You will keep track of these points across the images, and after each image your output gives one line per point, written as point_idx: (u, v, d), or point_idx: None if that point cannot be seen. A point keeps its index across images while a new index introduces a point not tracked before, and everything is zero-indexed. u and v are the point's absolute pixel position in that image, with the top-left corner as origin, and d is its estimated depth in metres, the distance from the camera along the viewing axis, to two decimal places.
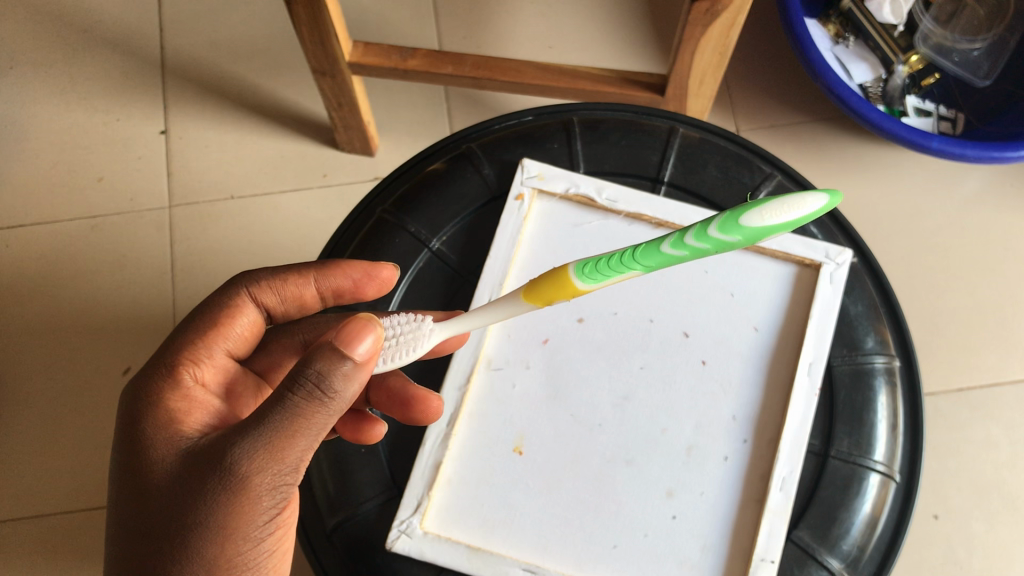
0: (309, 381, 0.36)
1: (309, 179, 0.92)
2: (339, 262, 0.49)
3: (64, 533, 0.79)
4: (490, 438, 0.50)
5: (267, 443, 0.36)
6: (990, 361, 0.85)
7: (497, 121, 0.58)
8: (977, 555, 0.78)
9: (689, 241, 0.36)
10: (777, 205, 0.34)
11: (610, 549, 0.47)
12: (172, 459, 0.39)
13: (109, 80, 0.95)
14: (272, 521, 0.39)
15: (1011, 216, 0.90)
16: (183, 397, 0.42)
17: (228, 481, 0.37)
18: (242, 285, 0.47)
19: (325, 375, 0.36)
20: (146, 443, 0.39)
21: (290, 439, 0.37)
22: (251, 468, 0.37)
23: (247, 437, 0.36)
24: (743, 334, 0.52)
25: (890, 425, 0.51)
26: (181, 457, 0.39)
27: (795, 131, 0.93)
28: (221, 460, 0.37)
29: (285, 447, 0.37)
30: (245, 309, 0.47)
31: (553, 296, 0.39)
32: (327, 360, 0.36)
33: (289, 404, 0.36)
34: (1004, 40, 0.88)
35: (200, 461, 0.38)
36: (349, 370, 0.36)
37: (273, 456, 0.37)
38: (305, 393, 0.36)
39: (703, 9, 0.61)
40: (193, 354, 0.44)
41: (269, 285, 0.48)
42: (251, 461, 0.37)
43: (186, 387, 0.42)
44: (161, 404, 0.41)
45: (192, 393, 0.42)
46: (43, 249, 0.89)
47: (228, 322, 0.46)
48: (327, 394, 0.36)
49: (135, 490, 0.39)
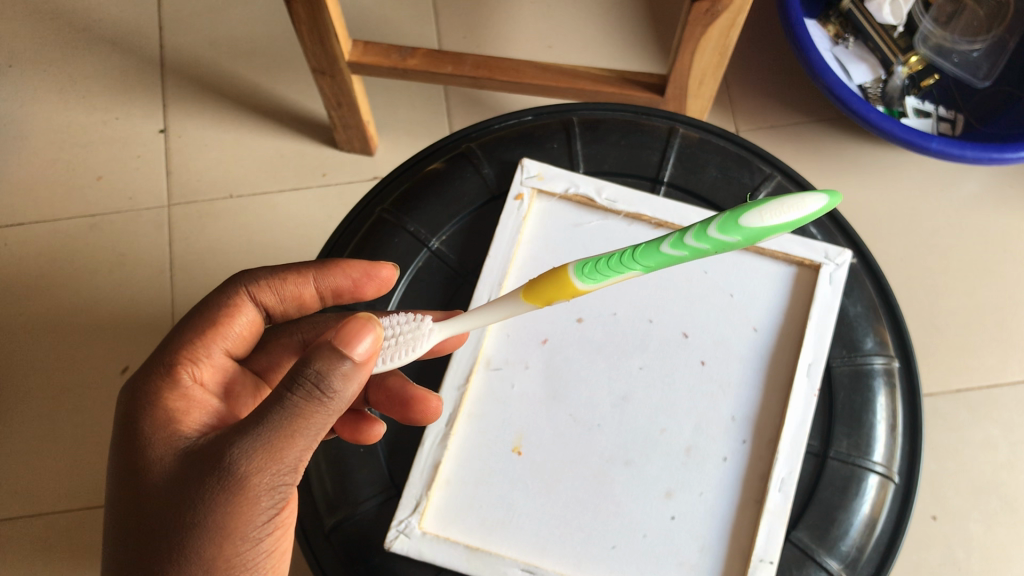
0: (308, 381, 0.36)
1: (308, 179, 0.92)
2: (339, 262, 0.49)
3: (63, 533, 0.79)
4: (489, 438, 0.49)
5: (266, 442, 0.36)
6: (990, 362, 0.85)
7: (497, 120, 0.58)
8: (976, 556, 0.78)
9: (689, 241, 0.36)
10: (777, 206, 0.34)
11: (608, 549, 0.47)
12: (170, 458, 0.39)
13: (109, 79, 0.95)
14: (271, 521, 0.39)
15: (1010, 217, 0.90)
16: (182, 396, 0.41)
17: (227, 481, 0.37)
18: (241, 285, 0.47)
19: (324, 375, 0.36)
20: (145, 443, 0.39)
21: (290, 438, 0.37)
22: (250, 468, 0.36)
23: (247, 436, 0.36)
24: (743, 334, 0.52)
25: (889, 426, 0.51)
26: (180, 456, 0.39)
27: (795, 132, 0.93)
28: (220, 460, 0.37)
29: (285, 446, 0.37)
30: (243, 308, 0.47)
31: (552, 296, 0.39)
32: (327, 360, 0.36)
33: (288, 403, 0.36)
34: (1004, 42, 0.88)
35: (198, 460, 0.37)
36: (348, 369, 0.36)
37: (272, 455, 0.37)
38: (304, 393, 0.36)
39: (703, 9, 0.61)
40: (192, 353, 0.44)
41: (268, 285, 0.48)
42: (250, 461, 0.36)
43: (185, 387, 0.42)
44: (160, 404, 0.41)
45: (191, 393, 0.42)
46: (42, 248, 0.89)
47: (227, 321, 0.46)
48: (326, 394, 0.36)
49: (134, 489, 0.39)
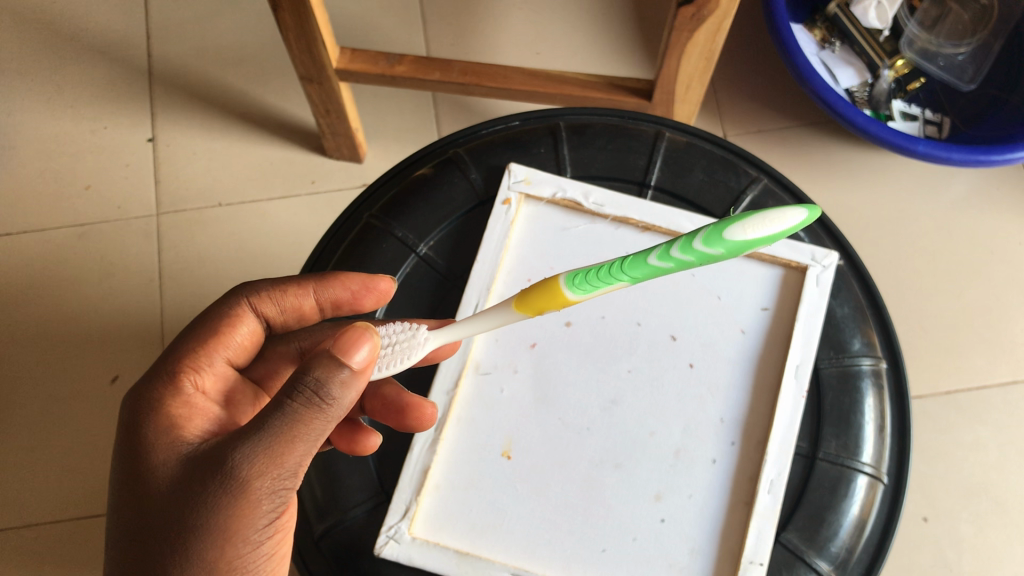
0: (308, 388, 0.36)
1: (296, 187, 0.92)
2: (339, 274, 0.48)
3: (51, 546, 0.78)
4: (478, 443, 0.49)
5: (267, 446, 0.36)
6: (978, 363, 0.86)
7: (484, 125, 0.58)
8: (967, 558, 0.79)
9: (676, 253, 0.36)
10: (760, 219, 0.34)
11: (598, 554, 0.47)
12: (174, 463, 0.38)
13: (97, 89, 0.95)
14: (273, 523, 0.39)
15: (996, 219, 0.91)
16: (184, 403, 0.41)
17: (228, 485, 0.36)
18: (242, 295, 0.47)
19: (323, 382, 0.36)
20: (146, 448, 0.39)
21: (291, 443, 0.36)
22: (251, 471, 0.36)
23: (248, 440, 0.36)
24: (731, 337, 0.52)
25: (877, 427, 0.51)
26: (183, 461, 0.38)
27: (783, 136, 0.94)
28: (222, 465, 0.36)
29: (285, 451, 0.36)
30: (244, 319, 0.47)
31: (543, 306, 0.39)
32: (326, 367, 0.36)
33: (287, 410, 0.36)
34: (988, 45, 0.89)
35: (200, 464, 0.37)
36: (346, 377, 0.36)
37: (273, 459, 0.36)
38: (304, 399, 0.36)
39: (688, 14, 0.62)
40: (195, 361, 0.44)
41: (269, 296, 0.47)
42: (252, 464, 0.36)
43: (187, 394, 0.42)
44: (162, 411, 0.40)
45: (193, 400, 0.42)
46: (29, 258, 0.88)
47: (228, 331, 0.46)
48: (325, 401, 0.36)
49: (136, 494, 0.38)
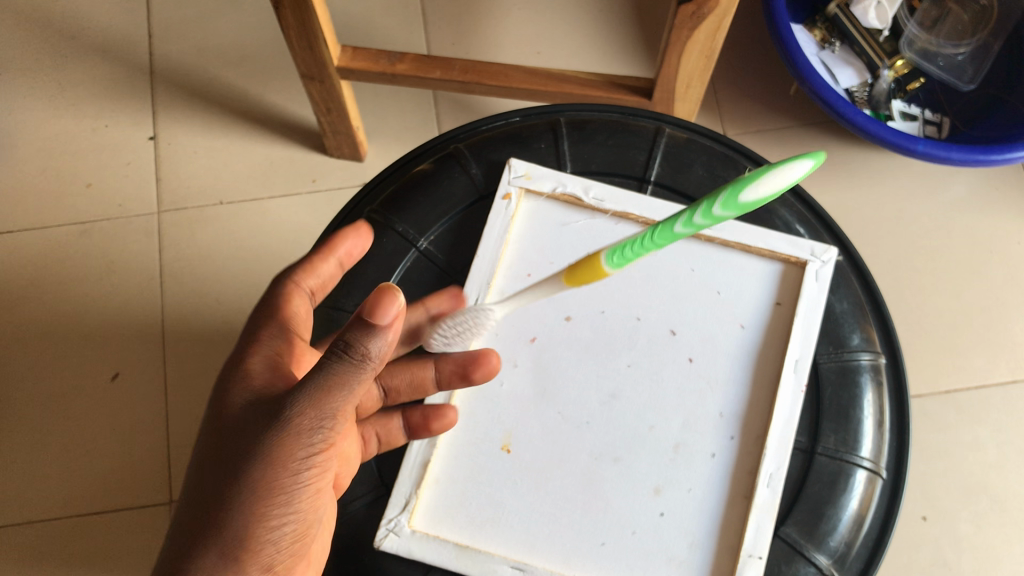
0: (341, 345, 0.35)
1: (297, 185, 0.92)
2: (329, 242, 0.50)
3: (52, 543, 0.78)
4: (478, 437, 0.49)
5: (313, 398, 0.37)
6: (977, 362, 0.86)
7: (485, 121, 0.58)
8: (966, 557, 0.79)
9: (697, 221, 0.36)
10: (770, 175, 0.34)
11: (597, 548, 0.47)
12: (241, 416, 0.40)
13: (98, 87, 0.95)
14: (317, 475, 0.40)
15: (996, 219, 0.91)
16: (254, 369, 0.44)
17: (278, 434, 0.38)
18: (284, 281, 0.49)
19: (356, 341, 0.35)
20: (223, 404, 0.42)
21: (333, 396, 0.37)
22: (301, 422, 0.37)
23: (297, 390, 0.37)
24: (730, 332, 0.52)
25: (876, 422, 0.51)
26: (249, 413, 0.40)
27: (783, 136, 0.94)
28: (277, 414, 0.38)
29: (329, 402, 0.37)
30: (292, 300, 0.49)
31: (587, 277, 0.42)
32: (357, 327, 0.35)
33: (326, 365, 0.36)
34: (988, 45, 0.89)
35: (260, 415, 0.39)
36: (377, 335, 0.35)
37: (319, 410, 0.37)
38: (339, 355, 0.35)
39: (688, 12, 0.62)
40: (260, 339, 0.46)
41: (303, 275, 0.49)
42: (302, 414, 0.37)
43: (257, 360, 0.44)
44: (240, 377, 0.43)
45: (262, 365, 0.44)
46: (30, 255, 0.88)
47: (286, 312, 0.48)
48: (358, 358, 0.35)
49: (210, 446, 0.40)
